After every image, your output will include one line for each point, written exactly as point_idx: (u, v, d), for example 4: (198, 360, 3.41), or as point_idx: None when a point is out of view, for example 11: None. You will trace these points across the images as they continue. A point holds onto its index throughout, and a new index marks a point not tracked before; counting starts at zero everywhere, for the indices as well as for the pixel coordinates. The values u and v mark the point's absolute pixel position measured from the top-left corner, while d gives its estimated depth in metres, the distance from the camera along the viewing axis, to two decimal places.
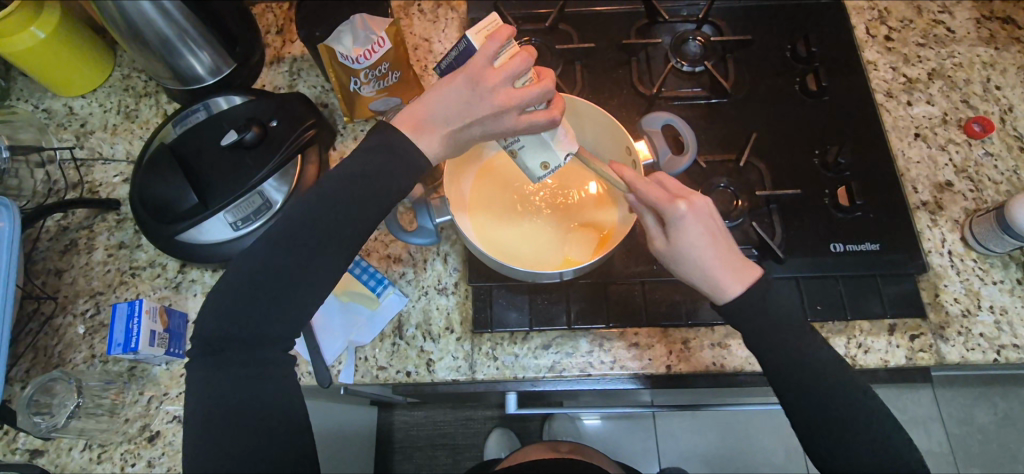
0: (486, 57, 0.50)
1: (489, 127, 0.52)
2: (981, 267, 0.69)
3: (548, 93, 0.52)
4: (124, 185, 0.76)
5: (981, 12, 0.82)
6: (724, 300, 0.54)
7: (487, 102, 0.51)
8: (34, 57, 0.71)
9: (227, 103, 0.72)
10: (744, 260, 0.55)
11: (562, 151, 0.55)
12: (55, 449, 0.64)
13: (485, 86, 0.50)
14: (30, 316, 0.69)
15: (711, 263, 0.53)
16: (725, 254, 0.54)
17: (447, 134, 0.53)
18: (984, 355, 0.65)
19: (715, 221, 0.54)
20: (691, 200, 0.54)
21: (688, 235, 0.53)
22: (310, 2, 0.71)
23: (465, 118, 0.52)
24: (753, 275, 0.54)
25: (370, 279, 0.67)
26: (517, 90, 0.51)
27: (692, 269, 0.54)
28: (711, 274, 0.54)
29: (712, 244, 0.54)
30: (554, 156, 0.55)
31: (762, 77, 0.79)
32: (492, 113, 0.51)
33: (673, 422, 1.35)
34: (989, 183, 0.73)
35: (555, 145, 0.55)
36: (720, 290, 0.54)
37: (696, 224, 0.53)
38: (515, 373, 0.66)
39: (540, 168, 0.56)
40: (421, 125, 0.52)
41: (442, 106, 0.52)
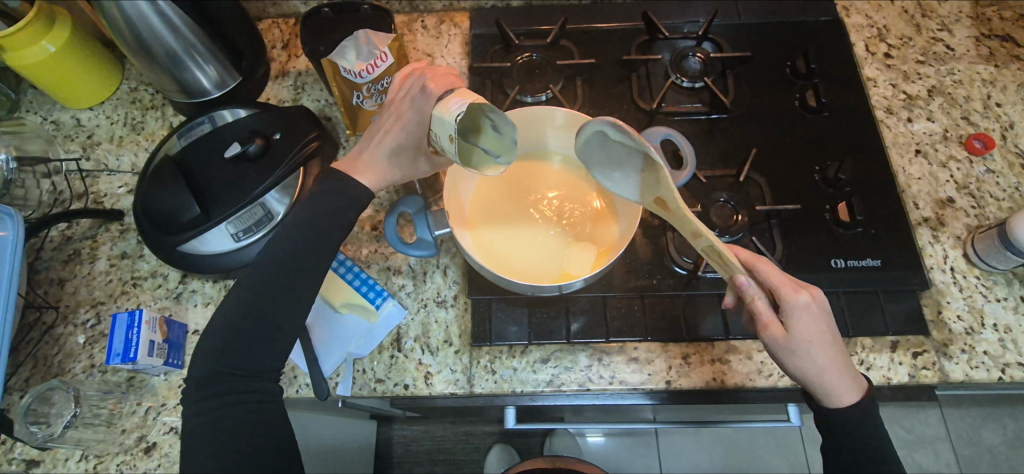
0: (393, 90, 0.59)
1: (392, 132, 0.55)
2: (984, 284, 0.69)
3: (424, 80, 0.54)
4: (129, 196, 0.76)
5: (981, 30, 0.82)
6: (837, 403, 0.55)
7: (388, 110, 0.56)
8: (44, 70, 0.73)
9: (232, 116, 0.73)
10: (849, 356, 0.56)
11: (450, 113, 0.48)
12: (51, 459, 0.64)
13: (386, 104, 0.57)
14: (32, 325, 0.70)
15: (831, 365, 0.54)
16: (843, 358, 0.54)
17: (369, 155, 0.56)
18: (988, 374, 0.64)
19: (831, 316, 0.54)
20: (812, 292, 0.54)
21: (817, 332, 0.52)
22: (315, 17, 0.73)
23: (374, 133, 0.56)
24: (862, 384, 0.56)
25: (369, 291, 0.67)
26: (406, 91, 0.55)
27: (814, 369, 0.53)
28: (830, 377, 0.54)
29: (833, 343, 0.53)
30: (448, 125, 0.48)
31: (762, 93, 0.79)
32: (391, 116, 0.55)
33: (676, 441, 1.33)
34: (991, 200, 0.73)
35: (448, 114, 0.48)
36: (838, 396, 0.55)
37: (820, 320, 0.53)
38: (513, 387, 0.65)
39: (449, 142, 0.49)
40: (355, 158, 0.57)
41: (365, 137, 0.58)
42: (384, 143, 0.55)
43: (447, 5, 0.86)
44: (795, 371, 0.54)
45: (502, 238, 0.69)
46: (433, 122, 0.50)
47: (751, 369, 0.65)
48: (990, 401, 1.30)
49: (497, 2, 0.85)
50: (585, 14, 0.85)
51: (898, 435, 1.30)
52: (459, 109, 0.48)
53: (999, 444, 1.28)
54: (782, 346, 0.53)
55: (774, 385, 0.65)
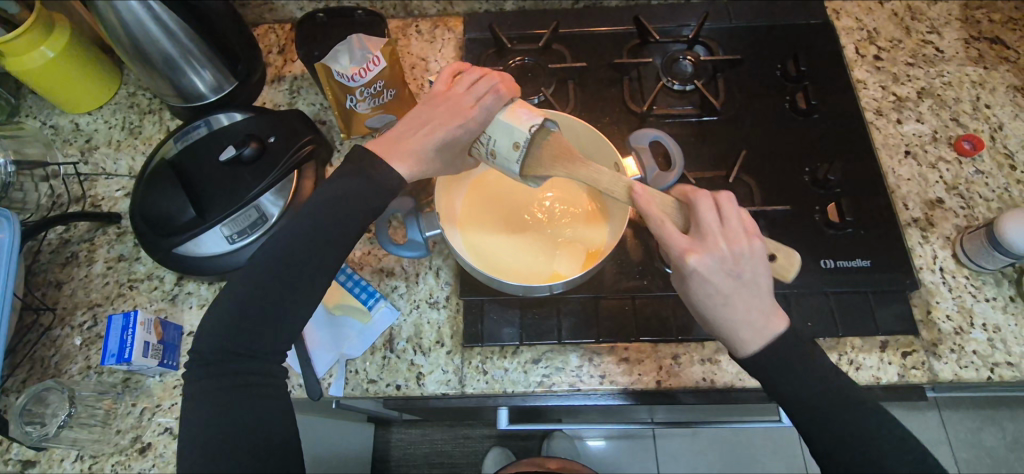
0: (439, 82, 0.59)
1: (446, 126, 0.55)
2: (973, 284, 0.69)
3: (492, 83, 0.55)
4: (125, 199, 0.77)
5: (970, 33, 0.83)
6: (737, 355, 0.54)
7: (442, 104, 0.56)
8: (43, 75, 0.74)
9: (228, 120, 0.74)
10: (768, 307, 0.52)
11: (526, 126, 0.52)
12: (47, 459, 0.65)
13: (437, 97, 0.57)
14: (29, 327, 0.71)
15: (726, 319, 0.52)
16: (745, 311, 0.51)
17: (412, 145, 0.55)
18: (978, 373, 0.65)
19: (728, 277, 0.51)
20: (703, 254, 0.51)
21: (697, 291, 0.52)
22: (309, 23, 0.74)
23: (422, 124, 0.56)
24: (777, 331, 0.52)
25: (362, 292, 0.68)
26: (464, 90, 0.56)
27: (705, 321, 0.54)
28: (725, 328, 0.52)
29: (722, 302, 0.51)
30: (518, 133, 0.52)
31: (753, 96, 0.80)
32: (446, 112, 0.55)
33: (674, 444, 1.33)
34: (980, 200, 0.73)
35: (517, 123, 0.52)
36: (737, 345, 0.52)
37: (702, 282, 0.51)
38: (504, 388, 0.66)
39: (512, 151, 0.53)
40: (388, 143, 0.56)
41: (404, 123, 0.56)
42: (436, 136, 0.55)
43: (441, 11, 0.87)
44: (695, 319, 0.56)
45: (494, 240, 0.69)
46: (492, 128, 0.54)
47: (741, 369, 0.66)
48: (989, 404, 1.30)
49: (490, 7, 0.86)
50: (578, 18, 0.86)
51: None
52: (534, 123, 0.52)
53: (999, 447, 1.28)
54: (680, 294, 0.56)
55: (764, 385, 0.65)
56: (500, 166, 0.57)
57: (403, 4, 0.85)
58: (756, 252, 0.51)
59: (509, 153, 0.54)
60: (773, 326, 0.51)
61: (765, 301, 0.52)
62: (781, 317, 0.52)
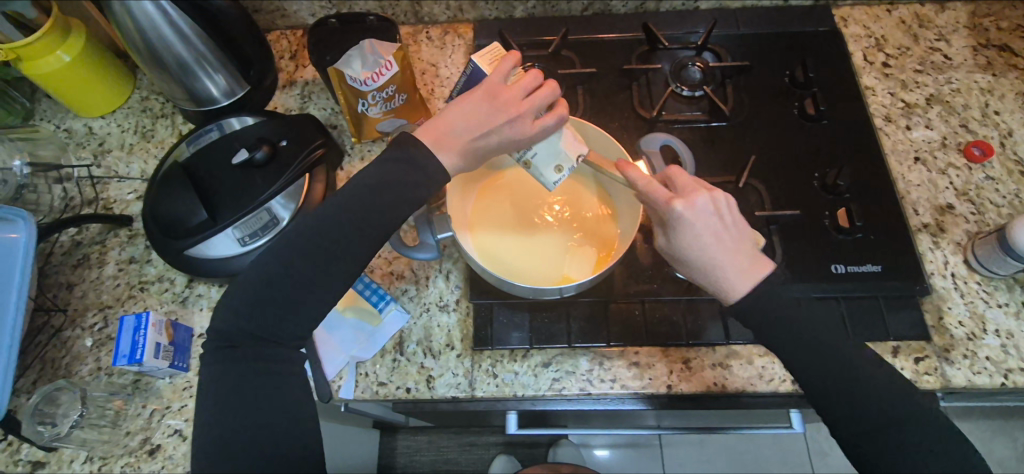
0: (501, 74, 0.56)
1: (506, 136, 0.56)
2: (985, 290, 0.69)
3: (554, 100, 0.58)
4: (137, 202, 0.78)
5: (978, 40, 0.83)
6: (729, 299, 0.54)
7: (507, 107, 0.55)
8: (59, 79, 0.75)
9: (240, 124, 0.74)
10: (750, 251, 0.54)
11: (573, 153, 0.58)
12: (57, 460, 0.65)
13: (501, 96, 0.56)
14: (40, 329, 0.71)
15: (714, 261, 0.53)
16: (730, 252, 0.53)
17: (467, 145, 0.55)
18: (991, 379, 0.64)
19: (716, 219, 0.54)
20: (693, 200, 0.53)
21: (687, 237, 0.54)
22: (321, 29, 0.75)
23: (484, 127, 0.55)
24: (763, 271, 0.54)
25: (372, 294, 0.68)
26: (529, 100, 0.56)
27: (695, 269, 0.55)
28: (715, 271, 0.54)
29: (714, 244, 0.53)
30: (567, 158, 0.58)
31: (762, 102, 0.80)
32: (509, 118, 0.55)
33: (680, 453, 1.32)
34: (991, 206, 0.73)
35: (565, 147, 0.58)
36: (727, 287, 0.54)
37: (694, 224, 0.53)
38: (515, 391, 0.65)
39: (552, 173, 0.59)
40: (440, 132, 0.55)
41: (463, 119, 0.55)
42: (494, 142, 0.56)
43: (451, 17, 0.88)
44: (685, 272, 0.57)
45: (505, 241, 0.70)
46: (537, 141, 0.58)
47: (752, 374, 0.65)
48: (1000, 414, 1.29)
49: (500, 14, 0.87)
50: (587, 25, 0.86)
51: None
52: (580, 152, 0.59)
53: (1010, 458, 1.26)
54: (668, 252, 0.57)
55: (775, 390, 0.65)
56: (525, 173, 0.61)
57: (414, 11, 0.86)
58: (732, 205, 0.55)
59: (544, 169, 0.59)
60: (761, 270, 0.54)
61: (745, 243, 0.54)
62: (764, 263, 0.54)
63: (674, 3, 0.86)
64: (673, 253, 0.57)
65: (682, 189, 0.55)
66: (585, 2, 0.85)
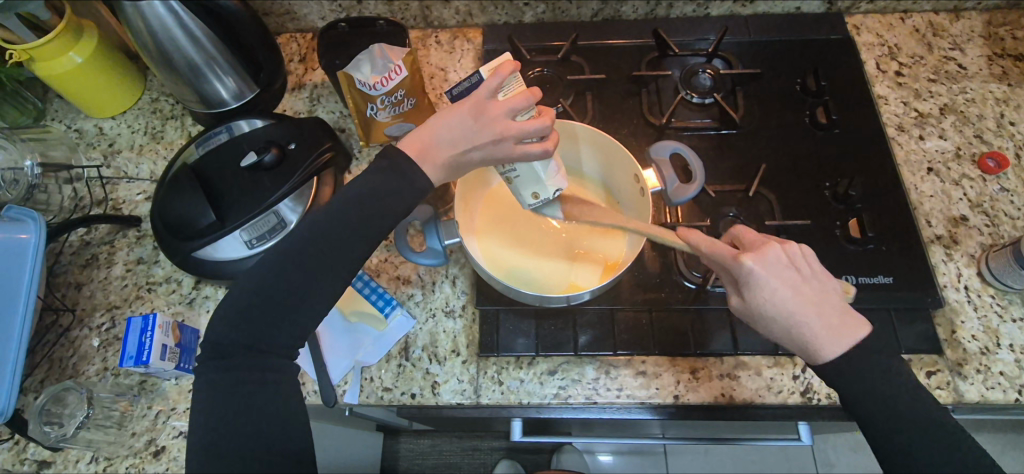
0: (489, 89, 0.52)
1: (488, 154, 0.54)
2: (999, 304, 0.68)
3: (547, 129, 0.53)
4: (146, 203, 0.78)
5: (993, 50, 0.82)
6: (822, 357, 0.51)
7: (491, 129, 0.52)
8: (70, 80, 0.75)
9: (249, 126, 0.74)
10: (840, 310, 0.51)
11: (553, 186, 0.58)
12: (62, 460, 0.65)
13: (486, 115, 0.52)
14: (48, 328, 0.71)
15: (803, 320, 0.51)
16: (817, 309, 0.51)
17: (448, 158, 0.54)
18: (1004, 395, 0.63)
19: (790, 271, 0.52)
20: (762, 252, 0.52)
21: (763, 294, 0.51)
22: (332, 33, 0.75)
23: (466, 145, 0.53)
24: (857, 332, 0.51)
25: (378, 299, 0.68)
26: (515, 124, 0.52)
27: (782, 329, 0.52)
28: (804, 332, 0.51)
29: (793, 297, 0.51)
30: (546, 190, 0.58)
31: (773, 109, 0.80)
32: (492, 142, 0.52)
33: (685, 460, 1.31)
34: (1006, 219, 0.72)
35: (548, 178, 0.58)
36: (818, 349, 0.51)
37: (767, 278, 0.51)
38: (520, 399, 0.65)
39: (529, 197, 0.59)
40: (425, 143, 0.54)
41: (446, 134, 0.53)
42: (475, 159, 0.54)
43: (460, 22, 0.88)
44: (770, 334, 0.53)
45: (511, 250, 0.69)
46: (523, 165, 0.57)
47: (761, 385, 0.65)
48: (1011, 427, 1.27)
49: (509, 19, 0.87)
50: (596, 31, 0.86)
51: None
52: (560, 185, 0.59)
53: None
54: (748, 314, 0.54)
55: (783, 402, 0.64)
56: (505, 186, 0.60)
57: (423, 15, 0.86)
58: (809, 256, 0.53)
59: (522, 190, 0.59)
60: (847, 320, 0.51)
61: (832, 300, 0.52)
62: (857, 323, 0.51)
63: (684, 10, 0.85)
64: (754, 315, 0.53)
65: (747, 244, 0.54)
66: (595, 7, 0.85)
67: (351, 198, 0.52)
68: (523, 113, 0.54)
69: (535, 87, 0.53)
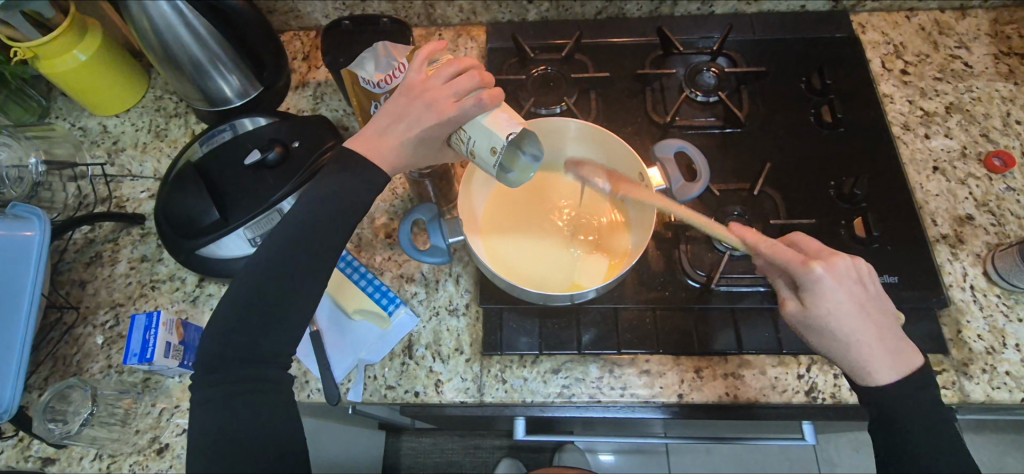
0: (416, 70, 0.54)
1: (425, 123, 0.52)
2: (1005, 303, 0.67)
3: (476, 82, 0.52)
4: (150, 201, 0.78)
5: (999, 48, 0.82)
6: (878, 377, 0.50)
7: (422, 97, 0.52)
8: (74, 78, 0.75)
9: (252, 125, 0.74)
10: (897, 336, 0.51)
11: (503, 133, 0.49)
12: (67, 457, 0.65)
13: (416, 89, 0.53)
14: (52, 325, 0.71)
15: (861, 340, 0.50)
16: (877, 330, 0.50)
17: (391, 140, 0.53)
18: (1011, 395, 0.63)
19: (858, 286, 0.50)
20: (832, 264, 0.50)
21: (831, 306, 0.50)
22: (335, 31, 0.75)
23: (402, 120, 0.52)
24: (909, 362, 0.51)
25: (382, 297, 0.67)
26: (445, 86, 0.52)
27: (835, 345, 0.51)
28: (860, 351, 0.50)
29: (858, 314, 0.50)
30: (495, 139, 0.49)
31: (778, 108, 0.79)
32: (425, 107, 0.52)
33: (687, 460, 1.31)
34: (1012, 218, 0.72)
35: (497, 129, 0.49)
36: (869, 371, 0.50)
37: (837, 290, 0.50)
38: (523, 397, 0.65)
39: (489, 159, 0.51)
40: (370, 135, 0.54)
41: (383, 118, 0.53)
42: (415, 130, 0.52)
43: (464, 20, 0.87)
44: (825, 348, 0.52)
45: (514, 248, 0.69)
46: (473, 127, 0.51)
47: (765, 384, 0.64)
48: None
49: (513, 17, 0.87)
50: (600, 29, 0.86)
51: None
52: (513, 132, 0.49)
53: None
54: (803, 325, 0.52)
55: (787, 401, 0.64)
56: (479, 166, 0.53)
57: (427, 13, 0.86)
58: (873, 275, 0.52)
59: (485, 158, 0.51)
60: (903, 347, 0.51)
61: (890, 324, 0.51)
62: (911, 353, 0.51)
63: (689, 8, 0.85)
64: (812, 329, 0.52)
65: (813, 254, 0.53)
66: (599, 6, 0.85)
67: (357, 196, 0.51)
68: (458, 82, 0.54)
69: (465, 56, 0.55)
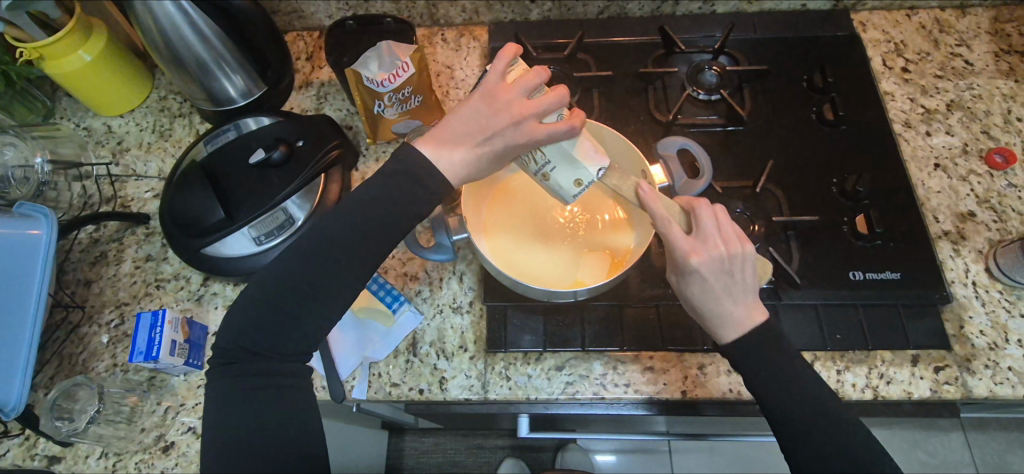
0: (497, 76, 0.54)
1: (507, 139, 0.53)
2: (1008, 299, 0.68)
3: (563, 101, 0.54)
4: (154, 200, 0.79)
5: (1000, 46, 0.82)
6: (719, 338, 0.55)
7: (505, 111, 0.53)
8: (80, 78, 0.75)
9: (256, 124, 0.75)
10: (749, 304, 0.55)
11: (593, 167, 0.53)
12: (73, 456, 0.65)
13: (499, 100, 0.53)
14: (58, 324, 0.71)
15: (709, 306, 0.55)
16: (727, 301, 0.54)
17: (467, 150, 0.54)
18: (1013, 390, 0.63)
19: (729, 276, 0.54)
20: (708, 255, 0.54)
21: (699, 285, 0.55)
22: (340, 31, 0.75)
23: (483, 133, 0.53)
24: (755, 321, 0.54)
25: (387, 295, 0.68)
26: (531, 103, 0.53)
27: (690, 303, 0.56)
28: (706, 313, 0.55)
29: (713, 288, 0.54)
30: (584, 172, 0.53)
31: (780, 106, 0.80)
32: (510, 123, 0.52)
33: (690, 459, 1.31)
34: (1014, 214, 0.72)
35: (583, 159, 0.53)
36: (713, 329, 0.55)
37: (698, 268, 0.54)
38: (528, 394, 0.65)
39: (573, 189, 0.55)
40: (443, 142, 0.54)
41: (462, 126, 0.54)
42: (496, 145, 0.54)
43: (467, 20, 0.88)
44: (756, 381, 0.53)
45: (518, 248, 0.69)
46: (554, 152, 0.54)
47: None
48: (1018, 426, 1.26)
49: (516, 16, 0.87)
50: (603, 28, 0.86)
51: (919, 459, 1.26)
52: (601, 166, 0.54)
53: None
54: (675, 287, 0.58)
55: None
56: (547, 188, 0.56)
57: (430, 13, 0.86)
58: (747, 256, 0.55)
59: (564, 183, 0.55)
60: (769, 343, 0.53)
61: (746, 297, 0.55)
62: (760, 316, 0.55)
63: (690, 7, 0.86)
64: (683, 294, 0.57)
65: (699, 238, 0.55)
66: (601, 5, 0.85)
67: (362, 196, 0.51)
68: (536, 94, 0.55)
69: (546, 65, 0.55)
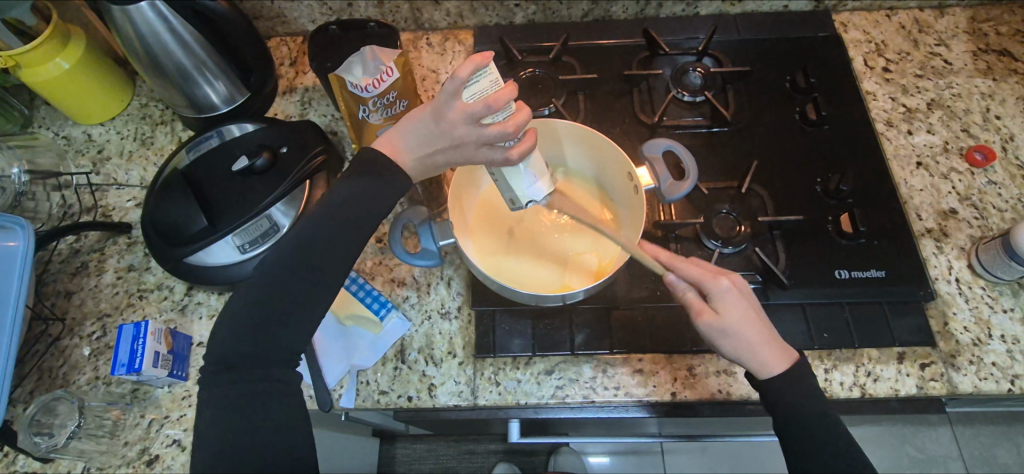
0: (449, 95, 0.50)
1: (454, 154, 0.55)
2: (990, 295, 0.68)
3: (509, 136, 0.52)
4: (136, 210, 0.77)
5: (978, 45, 0.83)
6: (770, 373, 0.55)
7: (451, 135, 0.52)
8: (57, 86, 0.74)
9: (240, 130, 0.73)
10: (781, 341, 0.56)
11: (525, 197, 0.57)
12: (54, 471, 0.64)
13: (447, 120, 0.52)
14: (38, 337, 0.70)
15: (758, 341, 0.55)
16: (767, 334, 0.56)
17: (416, 158, 0.55)
18: (997, 385, 0.64)
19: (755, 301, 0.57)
20: (734, 280, 0.57)
21: (739, 314, 0.55)
22: (322, 35, 0.74)
23: (432, 147, 0.54)
24: (791, 357, 0.56)
25: (373, 301, 0.67)
26: (478, 128, 0.52)
27: (734, 346, 0.55)
28: (757, 351, 0.55)
29: (754, 321, 0.55)
30: (516, 197, 0.58)
31: (763, 107, 0.80)
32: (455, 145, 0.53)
33: (683, 459, 1.31)
34: (994, 211, 0.73)
35: (518, 187, 0.57)
36: (765, 366, 0.55)
37: (739, 301, 0.56)
38: (517, 399, 0.65)
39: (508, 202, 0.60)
40: (394, 143, 0.54)
41: (412, 135, 0.54)
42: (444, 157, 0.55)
43: (452, 24, 0.88)
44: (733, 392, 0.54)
45: (505, 252, 0.69)
46: (497, 170, 0.57)
47: None
48: (1006, 420, 1.27)
49: (500, 20, 0.87)
50: (587, 31, 0.86)
51: (909, 454, 1.28)
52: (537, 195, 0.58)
53: (1014, 463, 1.25)
54: (724, 328, 0.55)
55: None
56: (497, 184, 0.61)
57: (414, 17, 0.86)
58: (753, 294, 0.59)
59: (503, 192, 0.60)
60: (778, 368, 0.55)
61: (777, 335, 0.57)
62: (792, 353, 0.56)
63: (674, 9, 0.86)
64: (745, 320, 0.55)
65: (716, 269, 0.59)
66: (585, 8, 0.86)
67: (344, 203, 0.51)
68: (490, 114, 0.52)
69: (509, 89, 0.50)
